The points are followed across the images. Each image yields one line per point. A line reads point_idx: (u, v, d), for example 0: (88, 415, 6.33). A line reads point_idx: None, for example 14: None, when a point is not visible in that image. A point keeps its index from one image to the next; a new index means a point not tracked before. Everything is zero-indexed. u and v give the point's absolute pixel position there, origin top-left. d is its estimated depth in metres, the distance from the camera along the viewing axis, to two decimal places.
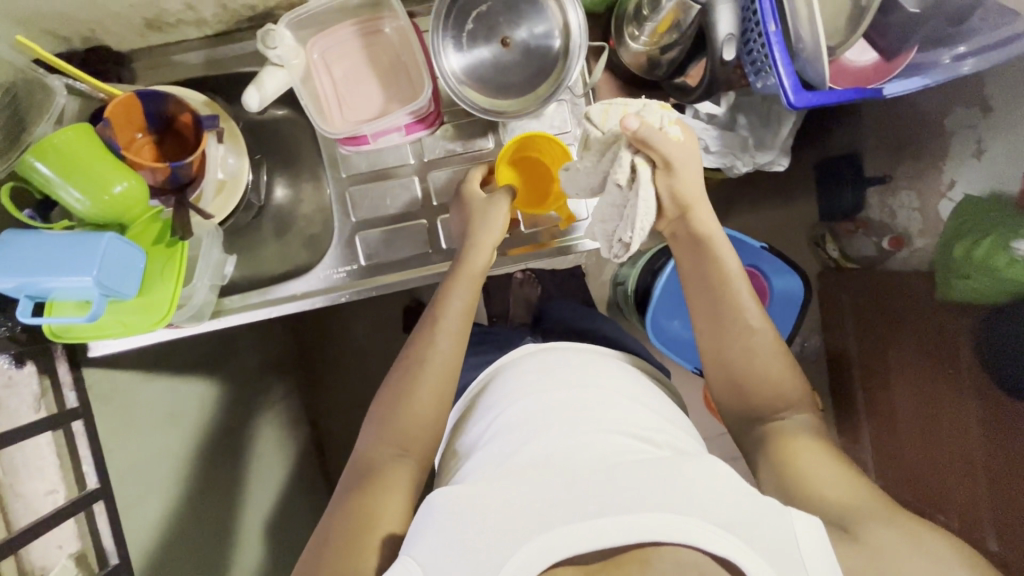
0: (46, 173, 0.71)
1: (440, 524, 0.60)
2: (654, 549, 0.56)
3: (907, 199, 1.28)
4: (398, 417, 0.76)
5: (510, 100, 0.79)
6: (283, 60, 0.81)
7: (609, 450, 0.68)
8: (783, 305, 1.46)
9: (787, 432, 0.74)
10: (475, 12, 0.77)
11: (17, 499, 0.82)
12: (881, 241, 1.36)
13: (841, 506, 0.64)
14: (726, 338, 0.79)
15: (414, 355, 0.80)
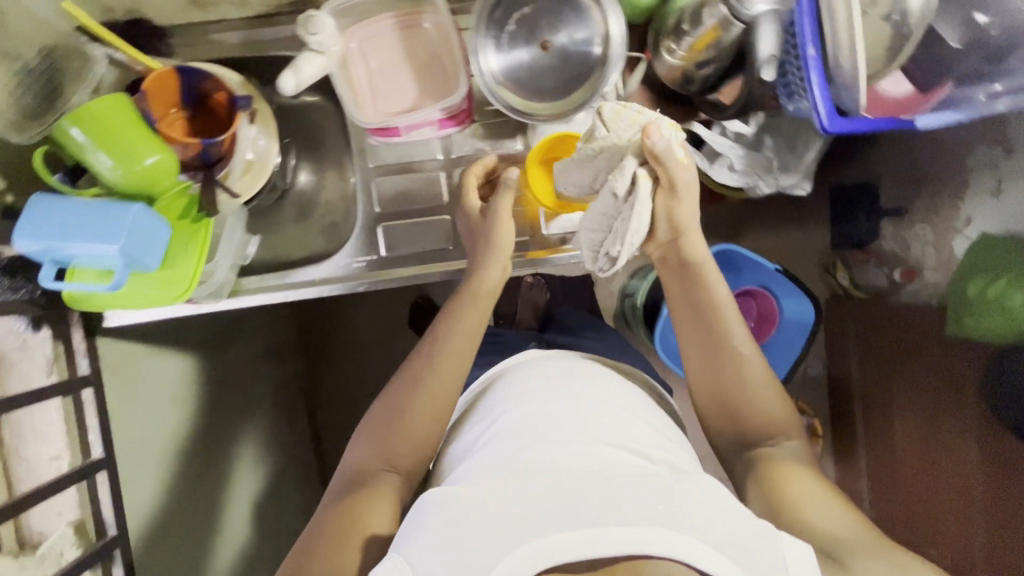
0: (80, 140, 0.72)
1: (432, 525, 0.60)
2: (643, 562, 0.55)
3: (921, 233, 1.26)
4: (398, 431, 0.79)
5: (545, 103, 0.80)
6: (322, 47, 0.81)
7: (605, 462, 0.68)
8: (791, 331, 1.46)
9: (776, 459, 0.76)
10: (518, 14, 0.78)
11: (21, 462, 0.83)
12: (893, 272, 1.34)
13: (833, 537, 0.65)
14: (715, 365, 0.81)
15: (415, 374, 0.82)
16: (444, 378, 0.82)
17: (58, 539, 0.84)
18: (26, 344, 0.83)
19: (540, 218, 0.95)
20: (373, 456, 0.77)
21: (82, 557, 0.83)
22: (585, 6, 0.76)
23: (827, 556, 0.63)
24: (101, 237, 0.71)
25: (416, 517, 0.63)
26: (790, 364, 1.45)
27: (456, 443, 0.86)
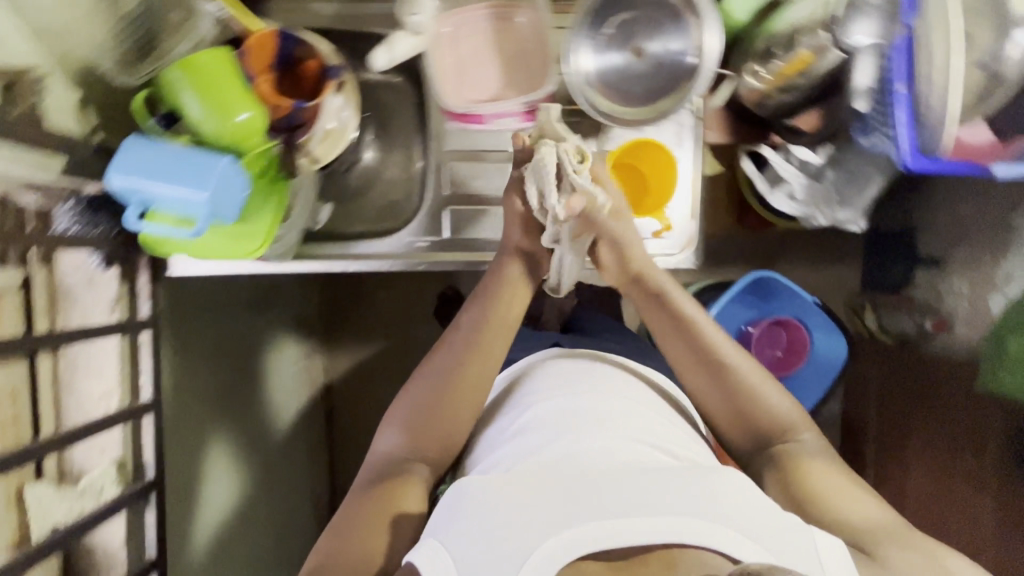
0: (183, 86, 0.75)
1: (471, 509, 0.61)
2: (679, 552, 0.56)
3: (958, 286, 1.23)
4: (425, 427, 0.78)
5: (629, 108, 0.80)
6: (419, 28, 0.84)
7: (629, 456, 0.69)
8: (819, 368, 1.46)
9: (796, 456, 0.75)
10: (617, 18, 0.79)
11: (72, 397, 0.85)
12: (924, 321, 1.31)
13: (865, 530, 0.66)
14: (715, 383, 0.79)
15: (442, 373, 0.81)
16: (473, 374, 0.81)
17: (100, 475, 0.85)
18: (94, 280, 0.85)
19: None
20: (401, 449, 0.78)
21: (121, 495, 0.85)
22: (685, 16, 0.77)
23: (860, 550, 0.64)
24: (190, 181, 0.73)
25: (446, 509, 0.63)
26: (813, 402, 1.45)
27: (473, 444, 0.86)
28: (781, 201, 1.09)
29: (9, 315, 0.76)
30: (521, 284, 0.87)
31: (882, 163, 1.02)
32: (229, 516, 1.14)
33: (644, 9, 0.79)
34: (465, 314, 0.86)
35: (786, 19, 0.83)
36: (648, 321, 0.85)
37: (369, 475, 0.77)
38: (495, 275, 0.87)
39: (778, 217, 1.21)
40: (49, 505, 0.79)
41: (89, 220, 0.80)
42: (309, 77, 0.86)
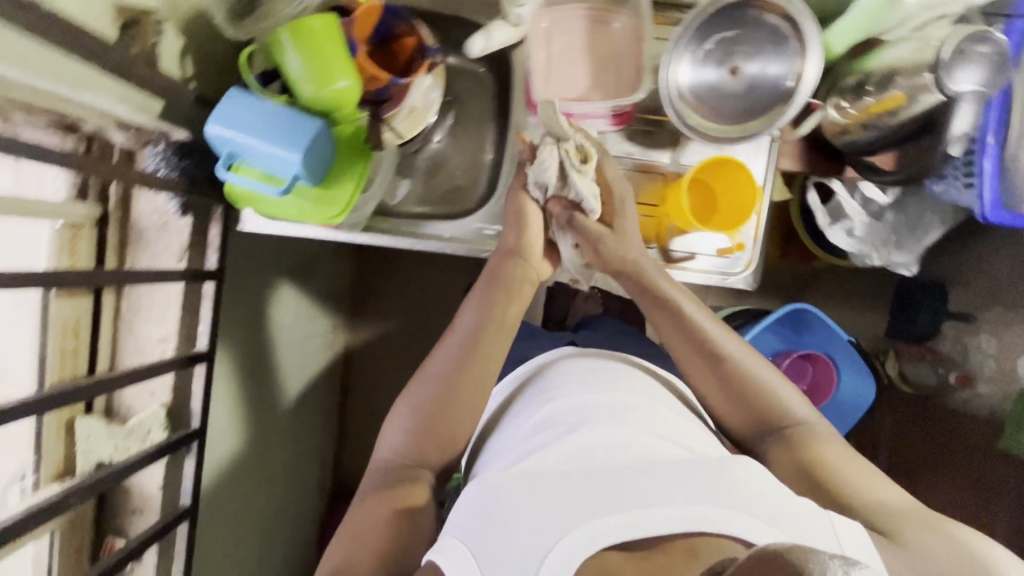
0: (287, 46, 0.75)
1: (501, 501, 0.60)
2: (701, 539, 0.56)
3: (985, 344, 1.24)
4: (424, 435, 0.78)
5: (715, 125, 0.82)
6: (520, 20, 0.86)
7: (641, 446, 0.69)
8: (842, 407, 1.43)
9: (805, 440, 0.77)
10: (717, 36, 0.80)
11: (133, 336, 0.87)
12: (946, 373, 1.32)
13: (882, 512, 0.67)
14: (719, 379, 0.82)
15: (439, 385, 0.79)
16: (472, 382, 0.80)
17: (149, 417, 0.86)
18: (167, 226, 0.86)
19: (669, 233, 0.95)
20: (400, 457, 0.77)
21: (167, 439, 0.86)
22: (786, 39, 0.77)
23: (879, 532, 0.65)
24: (288, 137, 0.74)
25: (461, 508, 0.63)
26: None
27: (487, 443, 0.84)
28: (839, 236, 1.08)
29: (83, 248, 0.81)
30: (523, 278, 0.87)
31: (943, 208, 1.05)
32: (247, 478, 1.14)
33: (745, 29, 0.79)
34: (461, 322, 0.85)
35: (882, 58, 0.83)
36: (653, 319, 0.87)
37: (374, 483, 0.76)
38: (495, 280, 0.86)
39: (825, 252, 1.22)
40: (97, 442, 0.82)
41: (172, 161, 0.81)
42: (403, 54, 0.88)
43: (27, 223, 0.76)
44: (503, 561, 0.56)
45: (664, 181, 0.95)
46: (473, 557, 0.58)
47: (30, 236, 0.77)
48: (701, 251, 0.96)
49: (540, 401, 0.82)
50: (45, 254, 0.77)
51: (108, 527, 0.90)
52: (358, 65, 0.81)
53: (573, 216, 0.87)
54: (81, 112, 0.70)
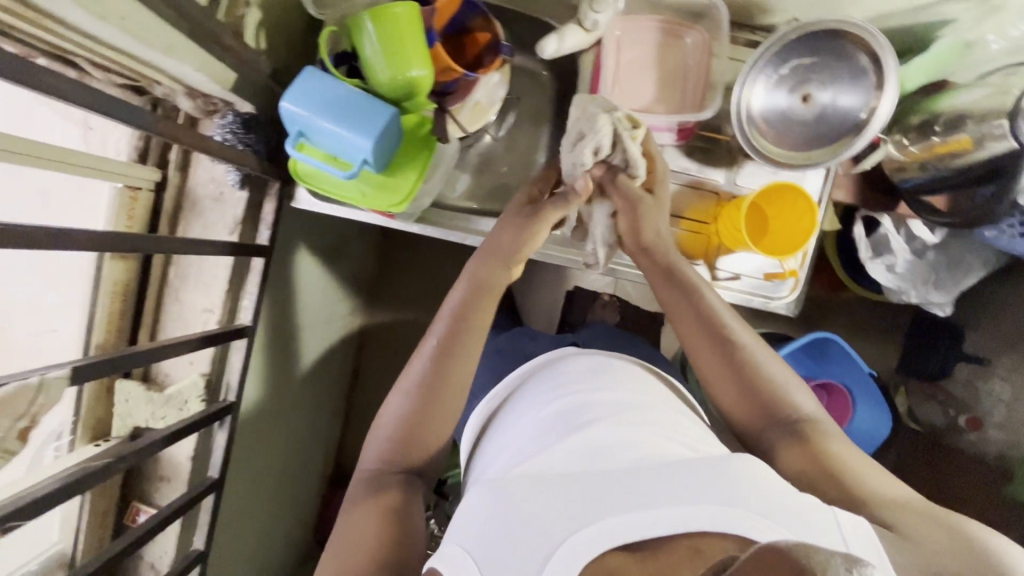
0: (369, 30, 0.75)
1: (502, 512, 0.58)
2: (701, 540, 0.54)
3: (998, 389, 1.24)
4: (407, 438, 0.72)
5: (780, 150, 0.82)
6: (595, 26, 0.85)
7: (642, 442, 0.66)
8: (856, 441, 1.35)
9: (812, 432, 0.73)
10: (794, 61, 0.80)
11: (177, 303, 0.86)
12: (956, 415, 1.31)
13: (887, 502, 0.64)
14: (729, 369, 0.78)
15: (420, 384, 0.74)
16: (455, 378, 0.74)
17: (189, 386, 0.85)
18: (222, 197, 0.85)
19: (717, 251, 0.96)
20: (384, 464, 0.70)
21: (204, 411, 0.85)
22: (864, 73, 0.78)
23: (886, 526, 0.61)
24: (361, 120, 0.74)
25: (469, 514, 0.61)
26: None
27: (487, 430, 0.82)
28: (879, 271, 1.08)
29: (139, 214, 0.81)
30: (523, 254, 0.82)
31: (984, 254, 1.06)
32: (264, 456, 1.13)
33: (824, 57, 0.79)
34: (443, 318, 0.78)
35: (955, 99, 0.84)
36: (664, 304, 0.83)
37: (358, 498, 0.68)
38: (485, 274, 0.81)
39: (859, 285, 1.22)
40: (135, 406, 0.82)
41: (238, 133, 0.80)
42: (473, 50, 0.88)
43: (90, 181, 0.75)
44: (503, 567, 0.55)
45: (719, 200, 0.95)
46: (475, 564, 0.56)
47: (91, 195, 0.76)
48: (746, 273, 0.96)
49: (539, 401, 0.79)
50: (104, 215, 0.77)
51: (135, 492, 0.90)
52: (433, 55, 0.81)
53: (617, 180, 0.82)
54: (157, 75, 0.70)
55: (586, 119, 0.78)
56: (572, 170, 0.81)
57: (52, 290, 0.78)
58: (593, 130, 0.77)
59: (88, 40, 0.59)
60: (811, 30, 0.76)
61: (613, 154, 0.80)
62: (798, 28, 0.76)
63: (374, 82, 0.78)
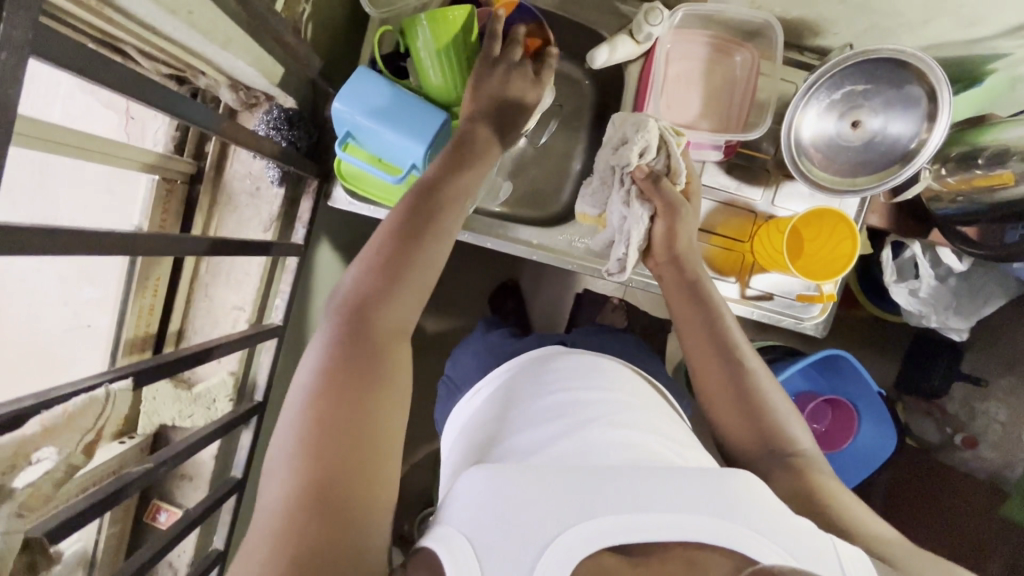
0: (423, 32, 0.73)
1: (495, 493, 0.54)
2: (699, 552, 0.52)
3: (994, 410, 1.27)
4: (377, 313, 0.56)
5: (827, 174, 0.82)
6: (648, 39, 0.85)
7: (635, 447, 0.67)
8: (857, 460, 1.32)
9: (808, 467, 0.67)
10: (849, 87, 0.79)
11: (207, 299, 0.85)
12: (952, 433, 1.33)
13: (879, 540, 0.60)
14: (732, 387, 0.73)
15: (395, 246, 0.58)
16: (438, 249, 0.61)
17: (219, 384, 0.84)
18: (258, 193, 0.83)
19: (750, 269, 0.96)
20: (346, 342, 0.54)
21: (232, 411, 0.83)
22: (917, 104, 0.78)
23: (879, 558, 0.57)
24: (414, 126, 0.72)
25: (458, 497, 0.56)
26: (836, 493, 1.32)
27: (471, 422, 0.80)
28: (902, 294, 1.08)
29: (173, 207, 0.79)
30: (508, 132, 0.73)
31: (1006, 283, 1.07)
32: None
33: (879, 84, 0.79)
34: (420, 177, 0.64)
35: (1002, 134, 0.83)
36: (673, 308, 0.79)
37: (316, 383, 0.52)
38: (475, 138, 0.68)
39: (880, 305, 1.23)
40: (163, 404, 0.81)
41: (282, 130, 0.78)
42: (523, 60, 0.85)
43: (129, 173, 0.74)
44: (498, 550, 0.50)
45: (756, 220, 0.95)
46: (470, 545, 0.50)
47: (129, 188, 0.75)
48: (777, 292, 0.96)
49: (542, 394, 0.76)
50: (139, 209, 0.75)
51: (154, 490, 0.88)
52: None
53: (660, 183, 0.79)
54: (202, 66, 0.68)
55: (630, 123, 0.79)
56: (608, 172, 0.85)
57: (86, 284, 0.76)
58: (641, 131, 0.77)
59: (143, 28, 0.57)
60: (872, 56, 0.75)
61: (656, 158, 0.80)
62: (858, 55, 0.75)
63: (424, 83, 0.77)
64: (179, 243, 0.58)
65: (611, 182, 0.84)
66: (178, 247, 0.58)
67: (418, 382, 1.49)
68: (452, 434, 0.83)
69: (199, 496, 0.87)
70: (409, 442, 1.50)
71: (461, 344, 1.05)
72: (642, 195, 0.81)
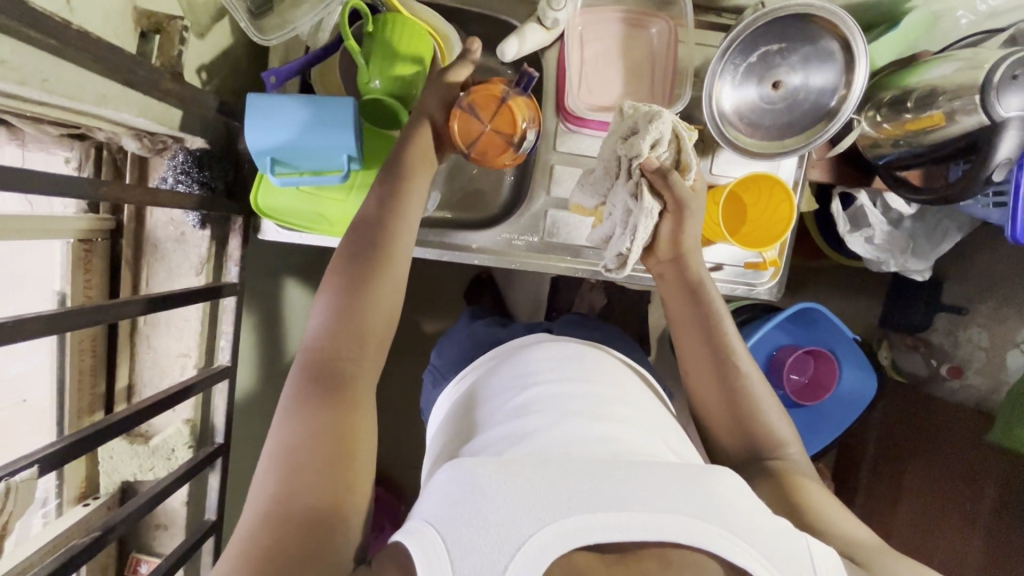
0: (389, 38, 0.75)
1: (468, 486, 0.52)
2: (673, 550, 0.49)
3: (977, 336, 1.22)
4: (342, 342, 0.64)
5: (753, 139, 0.80)
6: (556, 23, 0.82)
7: (617, 435, 0.63)
8: (843, 405, 1.30)
9: (792, 472, 0.68)
10: (763, 49, 0.77)
11: (151, 350, 0.85)
12: (939, 365, 1.28)
13: (849, 542, 0.61)
14: (723, 391, 0.73)
15: (349, 298, 0.65)
16: (387, 285, 0.67)
17: (174, 434, 0.84)
18: (184, 237, 0.82)
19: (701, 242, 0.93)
20: (320, 368, 0.63)
21: (193, 457, 0.83)
22: (832, 56, 0.76)
23: (853, 560, 0.58)
24: (337, 127, 0.71)
25: (433, 495, 0.54)
26: (824, 440, 1.32)
27: (454, 414, 0.77)
28: (858, 244, 1.08)
29: (96, 266, 0.79)
30: (423, 160, 0.73)
31: (958, 217, 1.07)
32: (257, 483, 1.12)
33: (793, 42, 0.77)
34: (368, 225, 0.69)
35: (928, 75, 0.81)
36: (666, 310, 0.79)
37: (291, 413, 0.60)
38: (398, 174, 0.71)
39: (843, 253, 1.22)
40: (121, 461, 0.83)
41: (192, 173, 0.76)
42: (464, 136, 0.75)
43: (41, 242, 0.74)
44: (472, 549, 0.47)
45: None
46: (443, 543, 0.48)
47: (44, 258, 0.75)
48: (727, 263, 0.95)
49: (535, 375, 0.73)
50: (60, 274, 0.76)
51: (134, 542, 0.91)
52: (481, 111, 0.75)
53: (670, 178, 0.72)
54: (94, 124, 0.65)
55: (641, 112, 0.71)
56: (613, 161, 0.75)
57: (12, 361, 0.76)
58: (654, 121, 0.69)
59: (13, 103, 0.56)
60: (776, 16, 0.73)
61: (665, 151, 0.72)
62: (766, 15, 0.73)
63: (367, 84, 0.76)
64: (126, 307, 0.64)
65: (615, 172, 0.76)
66: (127, 314, 0.64)
67: (404, 388, 1.49)
68: (434, 428, 0.82)
69: (176, 543, 0.89)
70: (402, 450, 1.50)
71: (446, 335, 1.03)
72: (651, 188, 0.73)
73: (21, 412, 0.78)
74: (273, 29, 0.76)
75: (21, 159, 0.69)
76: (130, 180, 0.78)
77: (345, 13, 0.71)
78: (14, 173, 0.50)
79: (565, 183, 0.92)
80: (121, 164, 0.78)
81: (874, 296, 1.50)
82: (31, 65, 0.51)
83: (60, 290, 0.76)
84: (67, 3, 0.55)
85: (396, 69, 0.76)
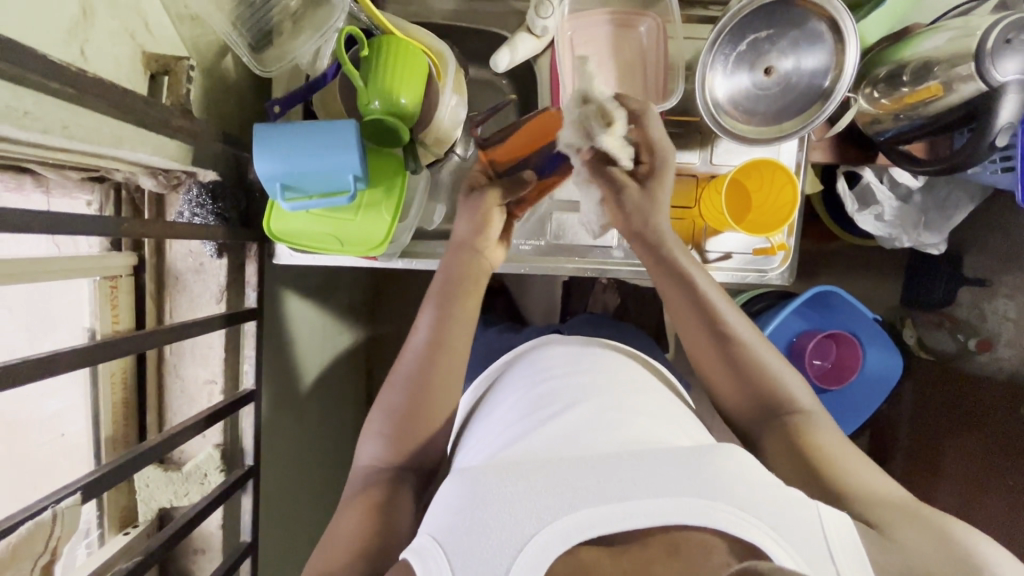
0: (382, 59, 0.77)
1: (471, 494, 0.52)
2: (679, 535, 0.49)
3: (1003, 307, 1.17)
4: (404, 445, 0.70)
5: (751, 126, 0.81)
6: (544, 32, 0.86)
7: (627, 425, 0.63)
8: (871, 386, 1.28)
9: (808, 429, 0.68)
10: (751, 36, 0.78)
11: (181, 380, 0.88)
12: (967, 339, 1.22)
13: (879, 506, 0.59)
14: (728, 364, 0.73)
15: (405, 404, 0.71)
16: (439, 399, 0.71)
17: (205, 459, 0.87)
18: (203, 268, 0.85)
19: (704, 234, 0.94)
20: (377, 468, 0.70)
21: (224, 481, 0.85)
22: (821, 37, 0.77)
23: (868, 524, 0.56)
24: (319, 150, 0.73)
25: (440, 503, 0.55)
26: (856, 424, 1.29)
27: (470, 416, 0.78)
28: (868, 222, 1.06)
29: (122, 300, 0.82)
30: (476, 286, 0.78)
31: (970, 187, 1.06)
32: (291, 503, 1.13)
33: (781, 27, 0.77)
34: (424, 328, 0.75)
35: (920, 47, 0.80)
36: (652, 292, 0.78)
37: (347, 505, 0.67)
38: (449, 296, 0.76)
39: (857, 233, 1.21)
40: (157, 488, 0.85)
41: (206, 206, 0.79)
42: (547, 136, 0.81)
43: (70, 282, 0.77)
44: (475, 557, 0.48)
45: (700, 182, 0.92)
46: (446, 557, 0.49)
47: (75, 298, 0.79)
48: (736, 251, 0.94)
49: (541, 372, 0.74)
50: (88, 312, 0.79)
51: (175, 567, 0.93)
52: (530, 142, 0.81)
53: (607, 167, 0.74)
54: (113, 166, 0.68)
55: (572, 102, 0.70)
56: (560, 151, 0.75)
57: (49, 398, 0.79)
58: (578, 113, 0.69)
59: (39, 150, 0.58)
60: (760, 4, 0.75)
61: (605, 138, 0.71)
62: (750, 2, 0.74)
63: (366, 103, 0.77)
64: (151, 338, 0.66)
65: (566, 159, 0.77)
66: (152, 344, 0.67)
67: None
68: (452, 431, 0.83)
69: (214, 566, 0.91)
70: None
71: None
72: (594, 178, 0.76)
73: (59, 446, 0.82)
74: (274, 61, 0.79)
75: (47, 205, 0.73)
76: (149, 216, 0.81)
77: (341, 40, 0.73)
78: (41, 217, 0.52)
79: (567, 186, 0.93)
80: (139, 202, 0.81)
81: (893, 275, 1.48)
82: (52, 115, 0.55)
83: (89, 326, 0.79)
84: (80, 53, 0.59)
85: (392, 88, 0.77)
